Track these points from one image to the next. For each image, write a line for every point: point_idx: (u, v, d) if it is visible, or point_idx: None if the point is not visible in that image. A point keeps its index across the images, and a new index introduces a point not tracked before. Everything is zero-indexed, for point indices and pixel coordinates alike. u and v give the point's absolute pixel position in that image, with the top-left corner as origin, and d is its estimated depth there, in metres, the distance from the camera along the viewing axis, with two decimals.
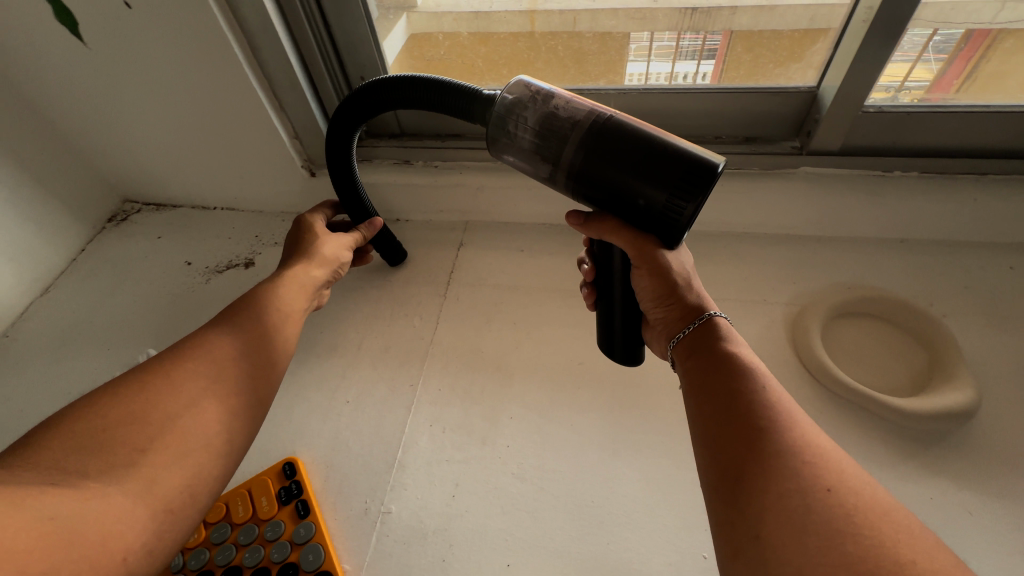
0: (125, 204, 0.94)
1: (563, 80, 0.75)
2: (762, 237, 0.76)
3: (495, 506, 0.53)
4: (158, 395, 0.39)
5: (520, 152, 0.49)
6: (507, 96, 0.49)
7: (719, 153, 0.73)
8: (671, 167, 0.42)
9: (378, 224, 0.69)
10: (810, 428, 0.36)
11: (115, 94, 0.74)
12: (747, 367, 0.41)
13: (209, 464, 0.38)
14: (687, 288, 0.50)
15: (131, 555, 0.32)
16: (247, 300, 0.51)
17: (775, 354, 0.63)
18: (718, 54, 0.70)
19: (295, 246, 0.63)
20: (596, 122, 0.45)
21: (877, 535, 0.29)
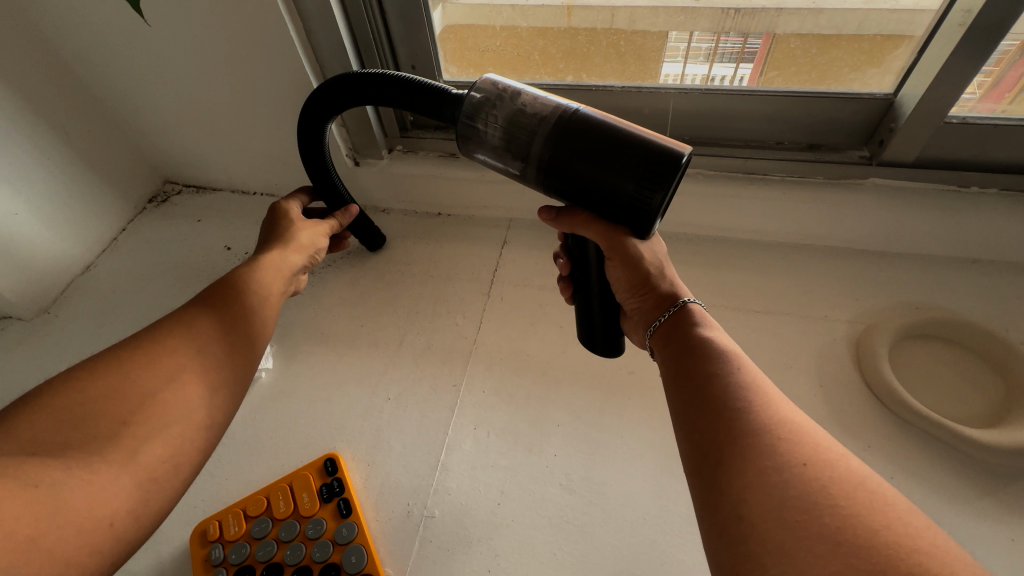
0: (166, 184, 0.94)
1: (619, 78, 0.71)
2: (821, 250, 0.73)
3: (541, 518, 0.52)
4: (135, 372, 0.39)
5: (492, 151, 0.49)
6: (474, 95, 0.49)
7: (782, 160, 0.70)
8: (635, 159, 0.42)
9: (355, 211, 0.68)
10: (784, 406, 0.37)
11: (164, 73, 0.73)
12: (721, 353, 0.42)
13: (191, 436, 0.39)
14: (660, 275, 0.51)
15: (117, 521, 0.33)
16: (224, 279, 0.51)
17: (838, 375, 0.60)
18: (757, 57, 0.67)
19: (269, 231, 0.61)
20: (562, 117, 0.45)
21: (852, 505, 0.30)
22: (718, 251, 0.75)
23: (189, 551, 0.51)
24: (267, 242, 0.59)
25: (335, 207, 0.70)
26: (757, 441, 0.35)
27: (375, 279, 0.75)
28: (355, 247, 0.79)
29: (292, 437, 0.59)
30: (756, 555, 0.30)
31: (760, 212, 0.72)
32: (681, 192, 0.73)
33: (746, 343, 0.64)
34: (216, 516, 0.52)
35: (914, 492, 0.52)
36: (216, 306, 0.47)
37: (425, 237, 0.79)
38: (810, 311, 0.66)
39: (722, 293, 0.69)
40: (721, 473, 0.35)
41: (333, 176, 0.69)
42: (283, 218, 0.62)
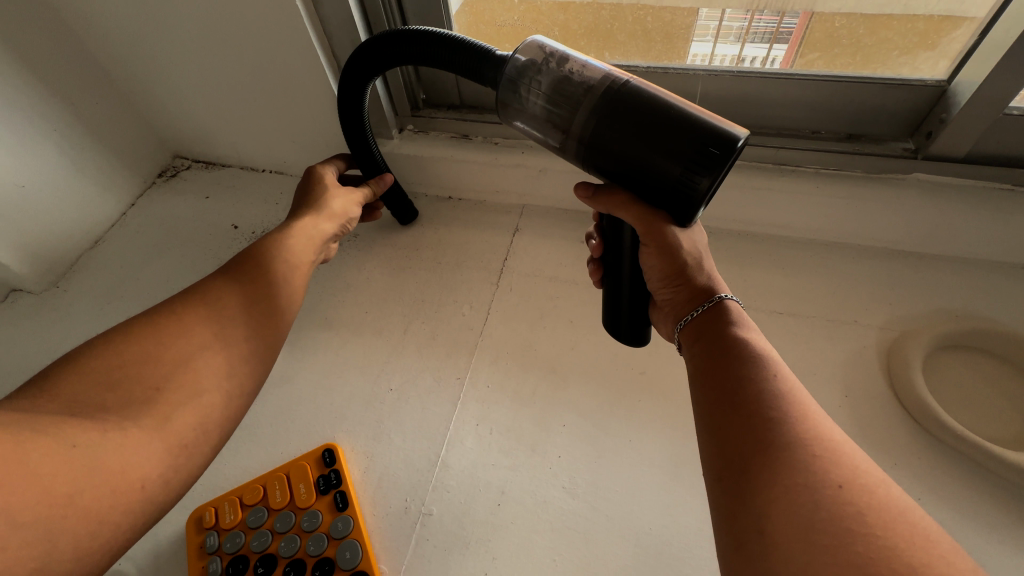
0: (175, 159, 0.92)
1: (645, 57, 0.67)
2: (853, 249, 0.68)
3: (542, 522, 0.50)
4: (168, 338, 0.37)
5: (534, 121, 0.47)
6: (521, 59, 0.46)
7: (817, 151, 0.65)
8: (683, 138, 0.39)
9: (388, 180, 0.65)
10: (823, 420, 0.34)
11: (170, 43, 0.70)
12: (759, 354, 0.38)
13: (222, 405, 0.37)
14: (698, 269, 0.46)
15: (149, 484, 0.32)
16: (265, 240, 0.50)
17: (865, 385, 0.56)
18: (793, 38, 0.62)
19: (303, 197, 0.58)
20: (610, 88, 0.42)
21: (890, 538, 0.27)
22: (742, 246, 0.70)
23: (185, 537, 0.50)
24: (303, 207, 0.56)
25: (371, 176, 0.68)
26: (789, 455, 0.31)
27: (382, 264, 0.72)
28: (363, 230, 0.76)
29: (292, 425, 0.58)
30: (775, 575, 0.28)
31: (790, 207, 0.67)
32: None
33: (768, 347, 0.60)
34: (212, 503, 0.51)
35: (942, 516, 0.48)
36: (234, 273, 0.45)
37: (435, 222, 0.77)
38: (840, 315, 0.62)
39: (743, 292, 0.65)
40: (745, 483, 0.32)
41: (371, 145, 0.66)
42: (317, 183, 0.59)
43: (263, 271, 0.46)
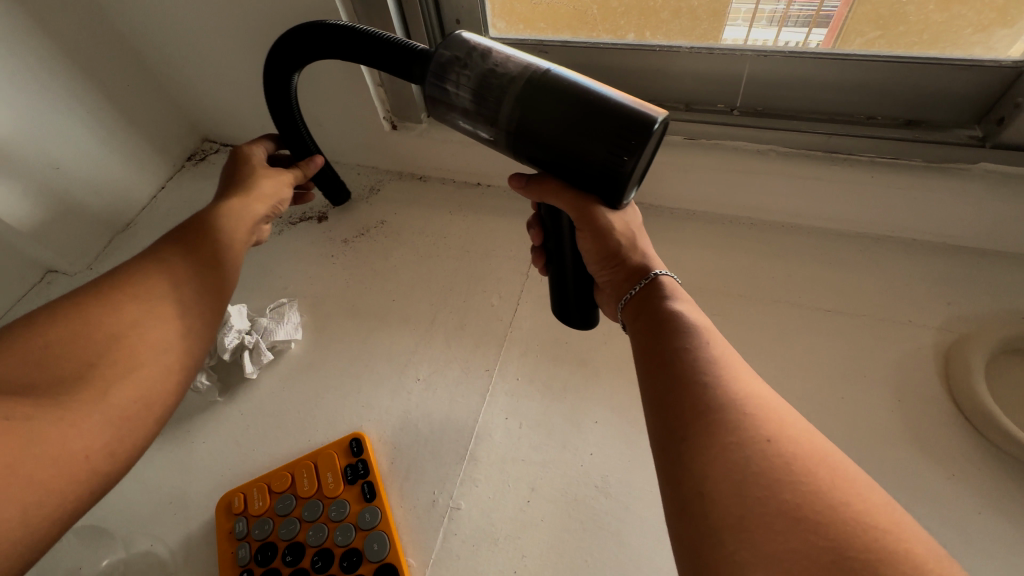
0: (204, 143, 0.91)
1: (688, 38, 0.63)
2: (905, 244, 0.64)
3: (573, 521, 0.48)
4: (97, 316, 0.37)
5: (461, 117, 0.44)
6: (443, 51, 0.43)
7: (874, 140, 0.60)
8: (607, 123, 0.37)
9: (320, 162, 0.64)
10: (748, 381, 0.35)
11: (199, 23, 0.69)
12: (692, 326, 0.39)
13: (164, 379, 0.37)
14: (631, 248, 0.47)
15: (94, 455, 0.32)
16: (195, 220, 0.48)
17: (920, 389, 0.53)
18: (833, 22, 0.58)
19: (228, 179, 0.55)
20: (531, 77, 0.40)
21: (813, 480, 0.28)
22: (785, 239, 0.67)
23: (215, 522, 0.50)
24: (230, 187, 0.54)
25: (299, 157, 0.66)
26: (721, 415, 0.32)
27: (410, 251, 0.71)
28: (390, 216, 0.75)
29: (319, 413, 0.57)
30: (715, 534, 0.28)
31: (841, 197, 0.64)
32: (749, 171, 0.65)
33: (814, 347, 0.57)
34: (241, 489, 0.51)
35: (1008, 532, 0.45)
36: (173, 249, 0.44)
37: (463, 209, 0.75)
38: (892, 314, 0.58)
39: (787, 287, 0.62)
40: (683, 448, 0.32)
41: (302, 129, 0.64)
42: (245, 163, 0.57)
43: (201, 248, 0.46)
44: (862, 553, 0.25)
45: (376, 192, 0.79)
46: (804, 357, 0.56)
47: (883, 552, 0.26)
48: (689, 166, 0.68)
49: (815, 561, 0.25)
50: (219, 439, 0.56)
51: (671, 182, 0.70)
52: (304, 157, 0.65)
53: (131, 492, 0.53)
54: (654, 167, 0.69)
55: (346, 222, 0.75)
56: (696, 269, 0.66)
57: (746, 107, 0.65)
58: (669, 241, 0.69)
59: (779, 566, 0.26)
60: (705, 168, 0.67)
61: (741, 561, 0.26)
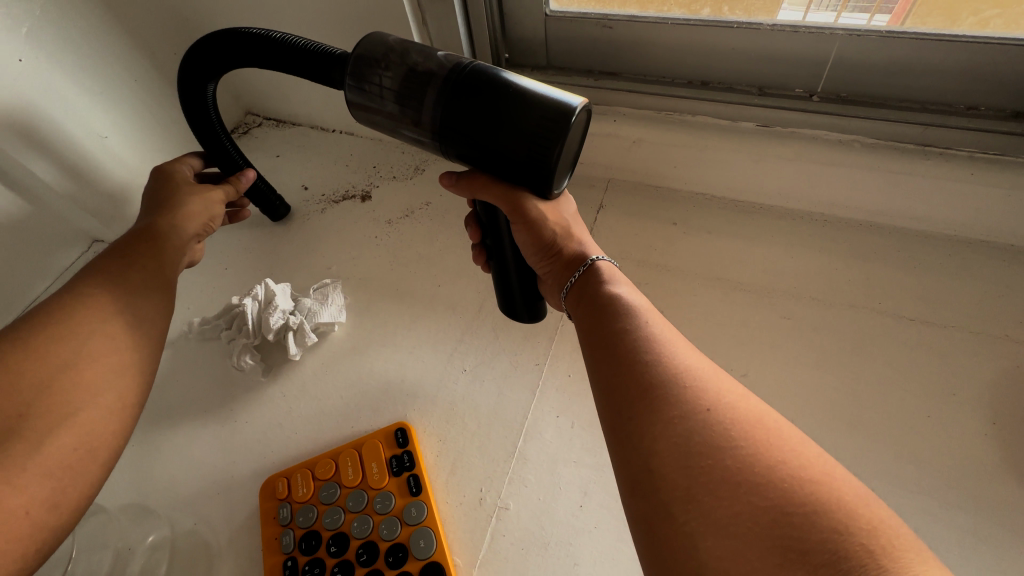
0: (247, 116, 0.87)
1: (770, 14, 0.56)
2: (998, 249, 0.59)
3: (628, 530, 0.45)
4: (22, 357, 0.34)
5: (386, 119, 0.43)
6: (363, 52, 0.42)
7: (976, 130, 0.54)
8: (528, 115, 0.37)
9: (251, 176, 0.59)
10: (685, 351, 0.35)
11: None
12: (636, 301, 0.39)
13: (108, 418, 0.35)
14: (565, 236, 0.47)
15: (35, 509, 0.31)
16: (129, 238, 0.46)
17: (1018, 411, 0.48)
18: (898, 4, 0.52)
19: (154, 197, 0.52)
20: (451, 74, 0.40)
21: (752, 444, 0.28)
22: (862, 238, 0.62)
23: (258, 507, 0.49)
24: (156, 205, 0.51)
25: (230, 173, 0.62)
26: (661, 390, 0.32)
27: (457, 236, 0.68)
28: (435, 198, 0.72)
29: (362, 400, 0.55)
30: (666, 508, 0.28)
31: (930, 196, 0.58)
32: (827, 164, 0.60)
33: (896, 358, 0.53)
34: (285, 474, 0.50)
35: None
36: (111, 271, 0.42)
37: None
38: (985, 327, 0.53)
39: (865, 292, 0.57)
40: (629, 426, 0.32)
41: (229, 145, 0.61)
42: (171, 180, 0.53)
43: (141, 270, 0.44)
44: (800, 509, 0.26)
45: (421, 172, 0.76)
46: (884, 370, 0.52)
47: (819, 503, 0.26)
48: (761, 156, 0.62)
49: (757, 522, 0.26)
50: (261, 422, 0.55)
51: (738, 172, 0.65)
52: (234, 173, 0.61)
53: (177, 471, 0.52)
54: (720, 156, 0.64)
55: (389, 202, 0.73)
56: (764, 268, 0.61)
57: (827, 93, 0.59)
58: (731, 236, 0.65)
59: (726, 532, 0.26)
60: (778, 158, 0.62)
61: (693, 532, 0.27)
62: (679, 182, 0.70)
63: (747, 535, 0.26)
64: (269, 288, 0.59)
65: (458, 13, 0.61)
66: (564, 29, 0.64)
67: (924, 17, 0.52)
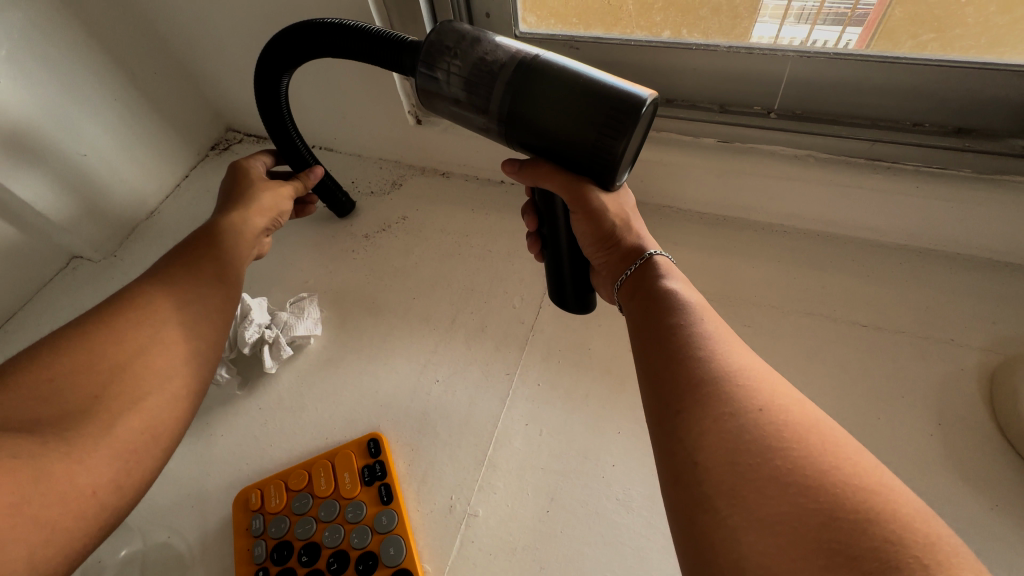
0: (228, 132, 0.91)
1: (726, 37, 0.60)
2: (947, 258, 0.62)
3: (592, 534, 0.47)
4: (98, 344, 0.37)
5: (452, 107, 0.44)
6: (434, 40, 0.44)
7: (918, 145, 0.57)
8: (596, 106, 0.38)
9: (320, 172, 0.62)
10: (740, 354, 0.35)
11: (227, 12, 0.69)
12: (684, 302, 0.39)
13: (171, 406, 0.37)
14: (625, 229, 0.48)
15: (102, 490, 0.32)
16: (200, 233, 0.49)
17: (963, 413, 0.50)
18: (869, 20, 0.55)
19: (229, 192, 0.55)
20: (521, 63, 0.41)
21: (805, 447, 0.28)
22: (818, 248, 0.65)
23: (232, 518, 0.50)
24: (231, 199, 0.54)
25: (300, 170, 0.65)
26: (713, 386, 0.32)
27: (432, 249, 0.70)
28: (412, 212, 0.74)
29: (336, 412, 0.57)
30: (708, 501, 0.28)
31: (881, 207, 0.61)
32: (785, 178, 0.63)
33: (848, 363, 0.55)
34: (258, 486, 0.51)
35: None
36: (183, 266, 0.45)
37: (486, 207, 0.74)
38: (932, 331, 0.56)
39: (820, 299, 0.60)
40: (678, 420, 0.32)
41: (298, 143, 0.64)
42: (243, 178, 0.57)
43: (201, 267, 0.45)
44: (851, 515, 0.25)
45: (398, 187, 0.78)
46: (839, 375, 0.54)
47: (873, 511, 0.26)
48: (723, 170, 0.65)
49: (804, 523, 0.26)
50: (235, 434, 0.56)
51: (702, 185, 0.68)
52: (304, 170, 0.64)
53: None
54: (685, 170, 0.67)
55: (367, 217, 0.75)
56: (726, 278, 0.64)
57: (785, 110, 0.62)
58: (695, 247, 0.67)
59: (771, 530, 0.26)
60: (738, 172, 0.65)
61: (734, 526, 0.27)
62: (646, 195, 0.72)
63: (792, 536, 0.26)
64: (245, 303, 0.61)
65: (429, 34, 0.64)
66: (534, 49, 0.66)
67: (889, 39, 0.55)
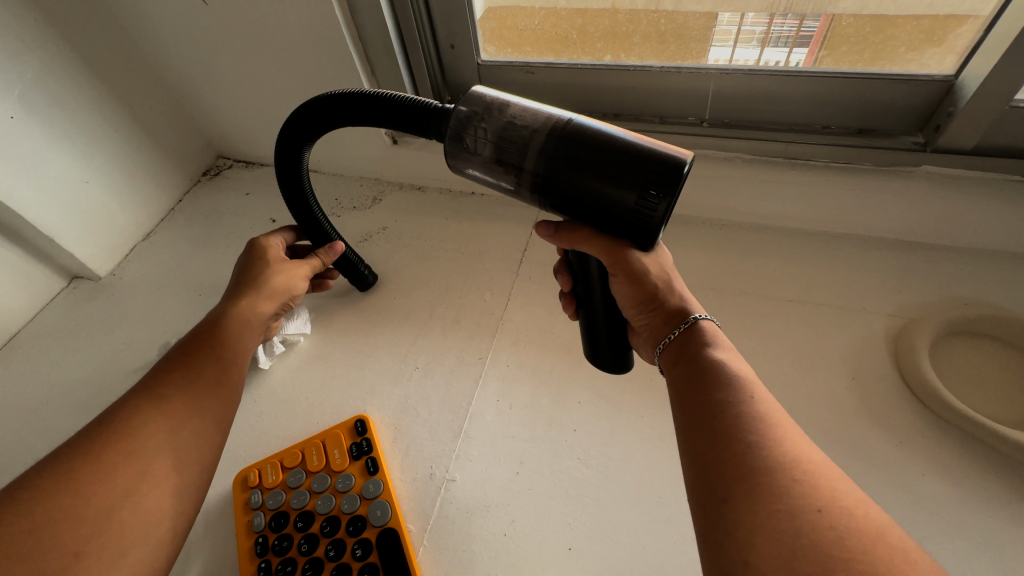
0: (218, 159, 0.99)
1: (659, 58, 0.69)
2: (862, 240, 0.71)
3: (557, 489, 0.53)
4: (83, 487, 0.36)
5: (483, 170, 0.45)
6: (461, 108, 0.45)
7: (829, 143, 0.67)
8: (637, 167, 0.38)
9: (338, 248, 0.64)
10: (798, 442, 0.33)
11: (220, 53, 0.77)
12: (734, 377, 0.38)
13: (151, 556, 0.37)
14: (668, 290, 0.46)
15: None
16: (206, 326, 0.51)
17: (873, 368, 0.58)
18: (813, 40, 0.63)
19: (241, 277, 0.58)
20: (553, 128, 0.42)
21: (870, 562, 0.27)
22: (752, 238, 0.73)
23: (232, 496, 0.55)
24: (242, 286, 0.57)
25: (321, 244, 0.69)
26: (767, 478, 0.31)
27: (410, 254, 0.77)
28: (391, 223, 0.82)
29: (326, 400, 0.62)
30: None
31: (802, 199, 0.70)
32: (718, 177, 0.72)
33: (775, 332, 0.63)
34: (256, 465, 0.56)
35: (948, 494, 0.50)
36: (187, 368, 0.46)
37: (458, 215, 0.81)
38: (847, 303, 0.64)
39: (753, 280, 0.68)
40: (725, 510, 0.31)
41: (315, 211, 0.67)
42: (260, 260, 0.60)
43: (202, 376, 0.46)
44: None
45: (378, 202, 0.85)
46: (767, 343, 0.62)
47: None
48: None
49: None
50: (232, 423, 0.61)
51: None
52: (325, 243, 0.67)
53: None
54: None
55: (350, 228, 0.82)
56: None
57: (715, 119, 0.72)
58: None
59: None
60: None
61: None
62: None
63: None
64: None
65: (399, 64, 0.72)
66: (494, 75, 0.76)
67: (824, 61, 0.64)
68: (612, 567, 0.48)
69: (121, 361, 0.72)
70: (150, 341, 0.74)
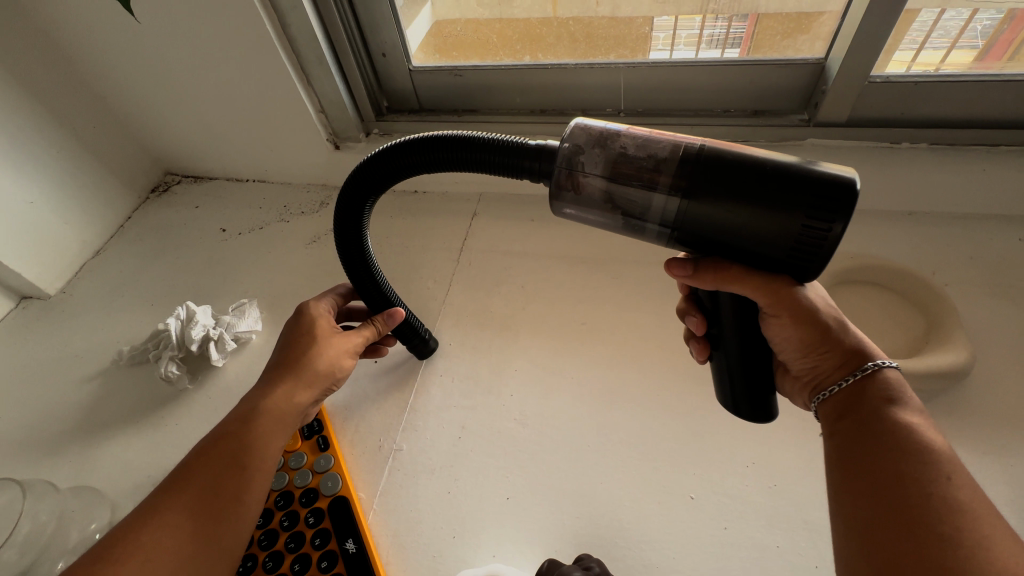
0: (166, 176, 1.01)
1: (573, 56, 0.76)
2: None
3: (496, 448, 0.58)
4: None
5: (599, 205, 0.45)
6: (566, 145, 0.45)
7: (724, 126, 0.74)
8: (800, 190, 0.37)
9: (398, 314, 0.58)
10: (1009, 549, 0.30)
11: (160, 71, 0.81)
12: (928, 453, 0.35)
13: None
14: (841, 330, 0.44)
15: None
16: (237, 425, 0.45)
17: None
18: (744, 40, 0.71)
19: (283, 352, 0.52)
20: (679, 155, 0.41)
21: None
22: None
23: None
24: (280, 370, 0.49)
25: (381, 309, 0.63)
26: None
27: None
28: None
29: None
30: None
31: None
32: None
33: None
34: None
35: None
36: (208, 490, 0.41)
37: (402, 213, 0.86)
38: None
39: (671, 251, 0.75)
40: None
41: (373, 269, 0.62)
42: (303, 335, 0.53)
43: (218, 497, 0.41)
44: None
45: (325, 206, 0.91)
46: None
47: None
48: None
49: None
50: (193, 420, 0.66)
51: None
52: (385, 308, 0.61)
53: (120, 470, 0.62)
54: None
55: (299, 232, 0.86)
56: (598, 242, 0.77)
57: (631, 109, 0.79)
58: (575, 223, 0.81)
59: None
60: None
61: None
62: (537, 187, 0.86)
63: None
64: (191, 308, 0.72)
65: (333, 72, 0.77)
66: (426, 79, 0.81)
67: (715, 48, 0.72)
68: (544, 509, 0.53)
69: (74, 372, 0.74)
70: (102, 351, 0.76)
